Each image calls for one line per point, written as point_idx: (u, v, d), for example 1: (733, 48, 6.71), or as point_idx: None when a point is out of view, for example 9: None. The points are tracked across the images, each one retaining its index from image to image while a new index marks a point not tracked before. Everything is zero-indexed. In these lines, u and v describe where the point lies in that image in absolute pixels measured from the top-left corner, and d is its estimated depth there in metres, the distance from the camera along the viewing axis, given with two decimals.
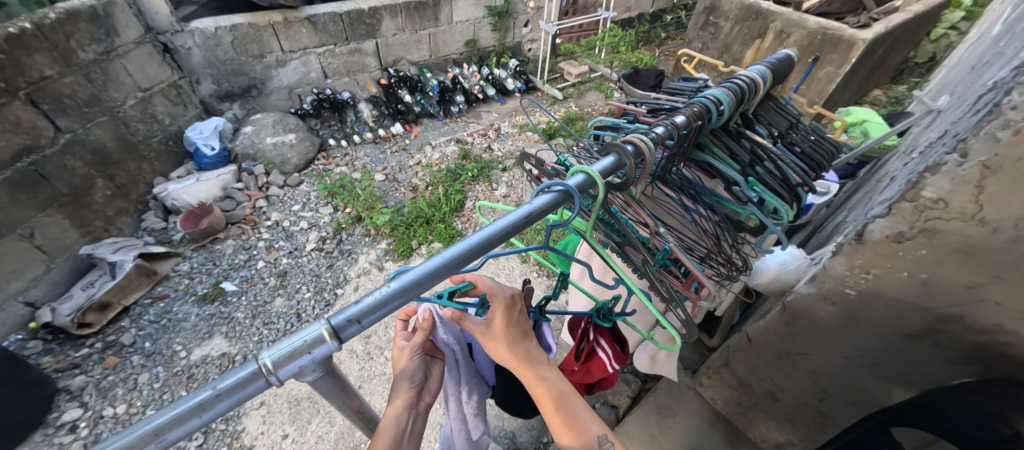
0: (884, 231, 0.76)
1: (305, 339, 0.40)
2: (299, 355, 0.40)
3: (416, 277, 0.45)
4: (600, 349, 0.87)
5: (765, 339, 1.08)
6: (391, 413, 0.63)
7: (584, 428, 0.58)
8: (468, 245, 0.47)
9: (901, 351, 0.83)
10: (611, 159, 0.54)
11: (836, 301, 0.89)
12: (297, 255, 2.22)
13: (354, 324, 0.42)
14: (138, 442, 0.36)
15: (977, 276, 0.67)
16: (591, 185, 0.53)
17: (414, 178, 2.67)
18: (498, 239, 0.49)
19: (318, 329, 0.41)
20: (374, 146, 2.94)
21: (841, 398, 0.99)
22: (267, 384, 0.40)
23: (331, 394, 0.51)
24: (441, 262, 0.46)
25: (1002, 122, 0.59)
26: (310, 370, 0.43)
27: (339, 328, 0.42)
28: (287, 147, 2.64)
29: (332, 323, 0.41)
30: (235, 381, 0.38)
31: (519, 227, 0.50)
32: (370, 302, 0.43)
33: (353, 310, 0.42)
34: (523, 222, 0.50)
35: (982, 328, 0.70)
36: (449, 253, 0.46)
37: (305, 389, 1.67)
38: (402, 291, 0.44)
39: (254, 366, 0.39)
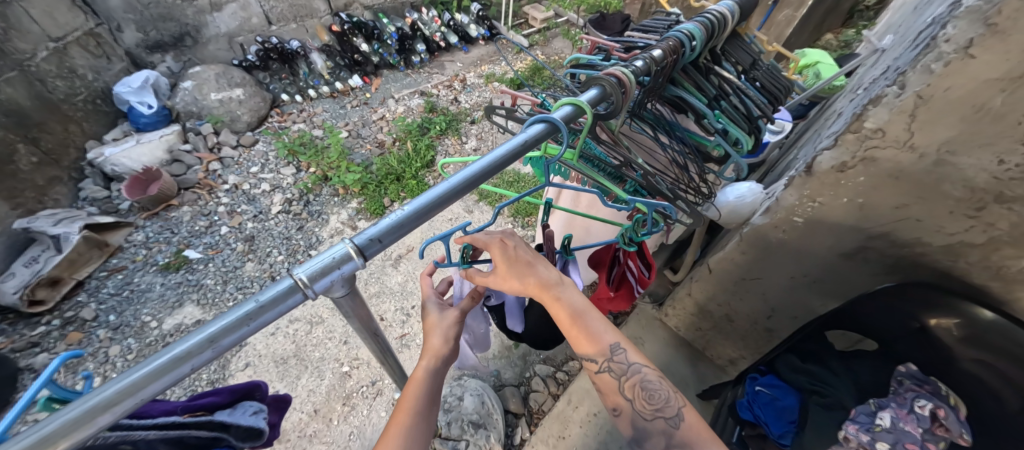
0: (829, 162, 0.83)
1: (333, 256, 0.43)
2: (330, 272, 0.43)
3: (428, 200, 0.47)
4: (629, 273, 0.96)
5: (723, 268, 1.19)
6: (426, 364, 0.70)
7: (598, 338, 0.63)
8: (469, 172, 0.49)
9: (836, 268, 0.98)
10: (595, 91, 0.56)
11: (785, 228, 0.98)
12: (263, 219, 2.13)
13: (376, 243, 0.45)
14: (196, 348, 0.38)
15: (904, 198, 0.78)
16: (578, 116, 0.55)
17: (380, 134, 2.57)
18: (498, 165, 0.51)
19: (344, 248, 0.43)
20: (333, 100, 2.77)
21: (786, 314, 1.16)
22: (303, 298, 0.43)
23: (352, 315, 0.54)
24: (447, 189, 0.48)
25: (936, 55, 0.64)
26: (339, 286, 0.46)
27: (364, 247, 0.44)
28: (235, 103, 2.44)
29: (356, 242, 0.44)
30: (275, 294, 0.41)
31: (517, 153, 0.51)
32: (391, 222, 0.45)
33: (374, 230, 0.45)
34: (518, 150, 0.51)
35: (905, 242, 0.84)
36: (452, 179, 0.48)
37: (291, 348, 1.69)
38: (416, 214, 0.47)
39: (290, 281, 0.41)
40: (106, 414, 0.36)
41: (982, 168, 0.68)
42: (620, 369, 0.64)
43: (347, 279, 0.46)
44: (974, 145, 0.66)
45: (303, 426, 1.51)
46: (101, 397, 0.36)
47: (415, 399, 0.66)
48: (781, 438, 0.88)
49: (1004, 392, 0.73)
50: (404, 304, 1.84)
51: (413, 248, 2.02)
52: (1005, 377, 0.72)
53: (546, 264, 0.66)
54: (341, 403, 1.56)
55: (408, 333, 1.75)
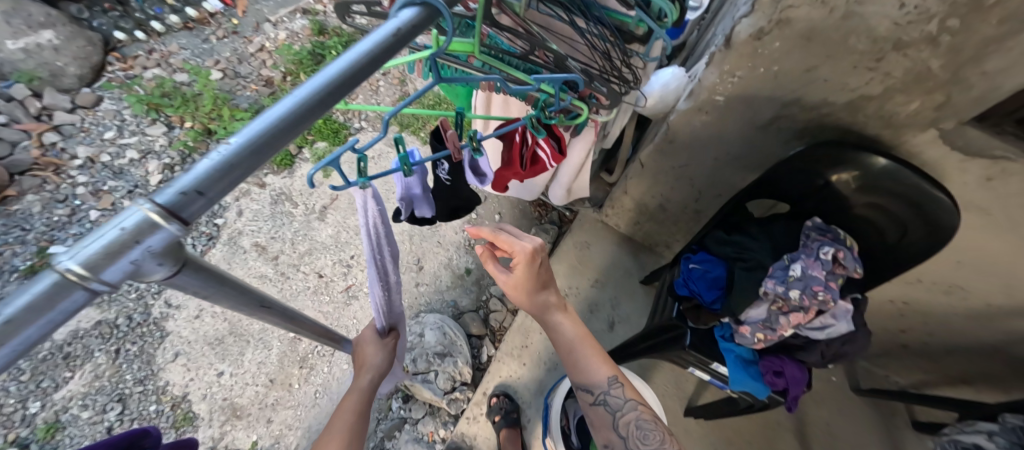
0: (747, 31, 0.79)
1: (121, 229, 0.22)
2: (121, 253, 0.22)
3: (291, 108, 0.28)
4: (539, 151, 0.87)
5: (653, 160, 1.23)
6: (364, 378, 0.82)
7: (592, 371, 0.80)
8: (325, 78, 0.29)
9: (753, 140, 1.03)
10: None
11: (708, 110, 0.99)
12: (143, 194, 1.77)
13: (201, 197, 0.25)
14: None
15: (815, 59, 0.79)
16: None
17: (264, 69, 2.15)
18: (369, 65, 0.32)
19: (136, 211, 0.23)
20: (189, 33, 2.21)
21: (711, 193, 1.27)
22: (91, 297, 0.22)
23: (200, 291, 0.35)
24: (306, 96, 0.29)
25: None
26: (156, 266, 0.25)
27: (177, 205, 0.24)
28: (50, 52, 1.87)
29: (160, 198, 0.23)
30: (22, 306, 0.19)
31: (394, 46, 0.33)
32: (220, 161, 0.25)
33: (189, 176, 0.24)
34: (394, 42, 0.33)
35: (814, 106, 0.88)
36: (310, 84, 0.29)
37: (224, 326, 1.54)
38: (273, 141, 0.28)
39: (50, 280, 0.20)
40: None
41: (885, 16, 0.68)
42: (616, 403, 0.78)
43: (177, 252, 0.26)
44: None
45: (262, 397, 1.45)
46: None
47: (354, 404, 0.80)
48: (712, 304, 0.97)
49: (886, 223, 0.87)
50: (342, 256, 1.71)
51: (337, 195, 1.83)
52: (888, 212, 0.85)
53: (553, 290, 0.79)
54: (298, 366, 1.50)
55: (353, 284, 1.66)
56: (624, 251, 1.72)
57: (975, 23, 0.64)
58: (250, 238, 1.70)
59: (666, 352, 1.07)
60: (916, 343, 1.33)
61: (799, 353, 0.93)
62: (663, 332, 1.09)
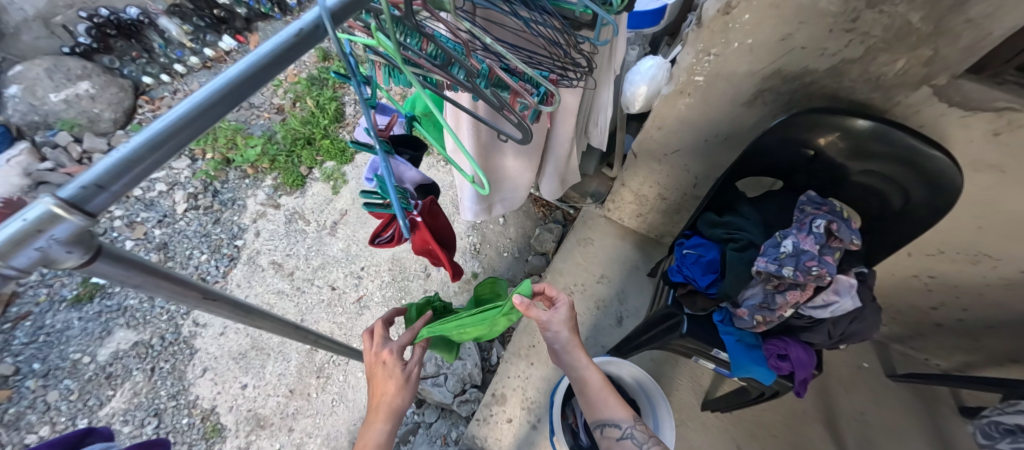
0: (714, 7, 0.80)
1: (28, 219, 0.23)
2: (29, 240, 0.24)
3: (171, 122, 0.28)
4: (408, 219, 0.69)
5: (645, 149, 1.24)
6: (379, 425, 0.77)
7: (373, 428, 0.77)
8: (227, 77, 0.31)
9: (739, 119, 1.01)
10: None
11: (690, 92, 0.99)
12: (171, 223, 1.87)
13: (107, 191, 0.27)
14: None
15: (787, 28, 0.78)
16: (358, 9, 0.38)
17: (276, 99, 2.25)
18: (270, 69, 0.33)
19: (42, 205, 0.24)
20: (209, 72, 2.35)
21: (709, 177, 1.24)
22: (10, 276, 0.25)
23: (138, 285, 0.34)
24: (198, 103, 0.29)
25: None
26: (65, 254, 0.26)
27: (82, 199, 0.26)
28: (86, 100, 2.00)
29: (64, 192, 0.25)
30: None
31: (297, 49, 0.35)
32: (122, 155, 0.27)
33: (97, 167, 0.26)
34: (321, 26, 0.36)
35: (795, 75, 0.85)
36: (202, 87, 0.30)
37: (247, 341, 1.63)
38: (160, 142, 0.28)
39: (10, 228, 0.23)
40: None
41: None
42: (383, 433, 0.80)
43: (89, 241, 0.28)
44: None
45: (282, 407, 1.51)
46: None
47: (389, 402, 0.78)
48: (708, 289, 0.94)
49: (887, 188, 0.80)
50: (354, 268, 1.76)
51: (347, 211, 1.90)
52: (889, 178, 0.79)
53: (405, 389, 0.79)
54: (315, 377, 1.55)
55: (365, 294, 1.71)
56: (630, 245, 1.67)
57: None
58: (268, 256, 1.80)
59: (667, 340, 1.04)
60: (951, 322, 1.22)
61: (804, 334, 0.90)
62: (661, 322, 1.06)
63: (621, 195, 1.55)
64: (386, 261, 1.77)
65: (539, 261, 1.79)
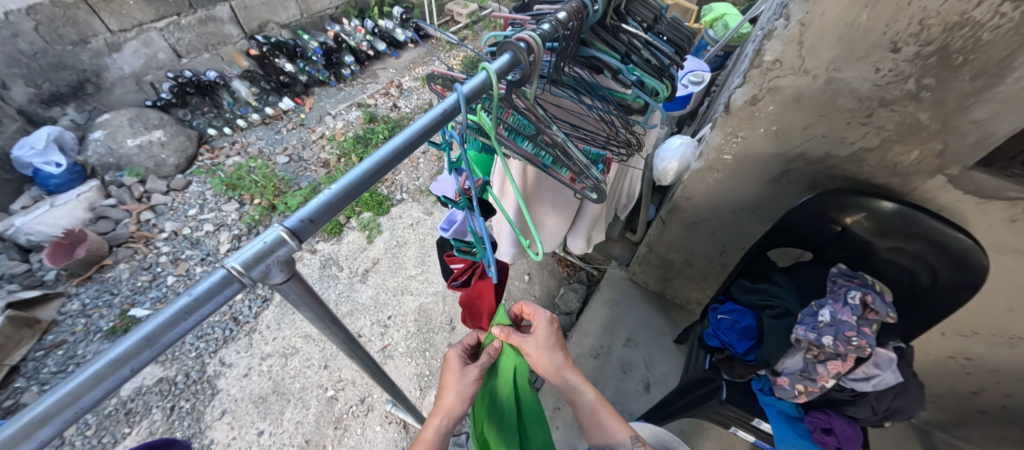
0: (742, 98, 0.93)
1: (266, 241, 0.35)
2: (266, 257, 0.36)
3: (356, 176, 0.40)
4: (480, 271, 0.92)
5: (674, 217, 1.32)
6: (437, 420, 0.72)
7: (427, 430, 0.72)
8: (394, 145, 0.43)
9: (765, 194, 1.09)
10: (479, 79, 0.48)
11: (719, 167, 1.09)
12: (212, 261, 1.95)
13: (311, 223, 0.38)
14: (131, 349, 0.31)
15: (809, 118, 0.89)
16: (490, 87, 0.49)
17: (323, 153, 2.45)
18: (421, 137, 0.45)
19: (275, 232, 0.36)
20: (266, 127, 2.59)
21: (736, 247, 1.29)
22: (242, 288, 0.36)
23: (297, 303, 0.47)
24: (371, 165, 0.41)
25: None
26: (276, 271, 0.38)
27: (298, 229, 0.38)
28: (157, 146, 2.21)
29: (289, 224, 0.37)
30: (210, 285, 0.34)
31: (440, 123, 0.46)
32: (323, 201, 0.38)
33: (307, 209, 0.38)
34: (459, 106, 0.47)
35: (817, 159, 0.95)
36: (375, 154, 0.42)
37: (268, 385, 1.62)
38: (348, 191, 0.40)
39: (224, 272, 0.34)
40: (46, 427, 0.29)
41: (864, 79, 0.78)
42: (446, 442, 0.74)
43: (288, 266, 0.40)
44: (854, 59, 0.77)
45: None
46: (61, 392, 0.30)
47: (453, 398, 0.74)
48: (746, 355, 0.95)
49: (915, 265, 0.85)
50: (381, 316, 1.78)
51: (379, 260, 1.97)
52: (916, 256, 0.84)
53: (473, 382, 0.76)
54: (333, 428, 1.51)
55: (390, 344, 1.69)
56: (655, 310, 1.68)
57: (948, 79, 0.72)
58: None
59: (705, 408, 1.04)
60: (996, 409, 1.18)
61: (848, 408, 0.89)
62: (699, 388, 1.07)
63: (647, 258, 1.57)
64: (413, 311, 1.79)
65: (563, 321, 1.79)
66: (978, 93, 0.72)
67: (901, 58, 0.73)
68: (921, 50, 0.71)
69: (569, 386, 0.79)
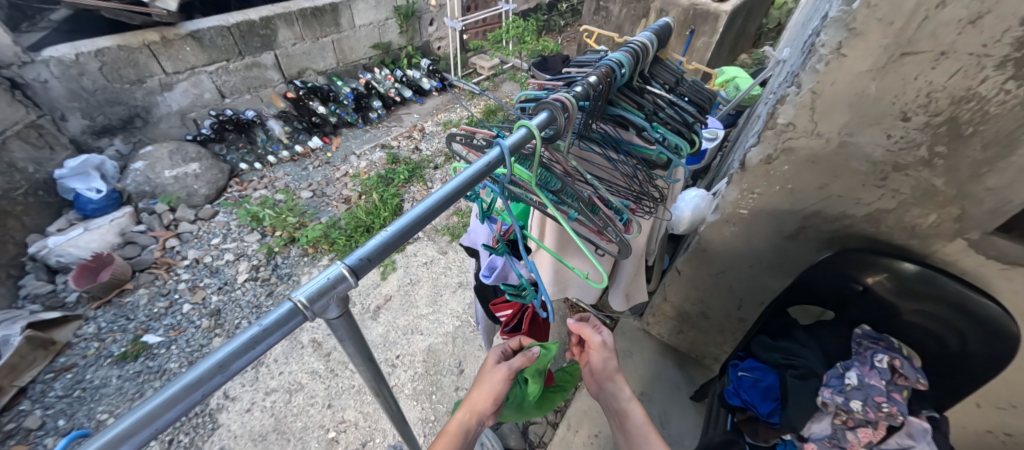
0: (757, 157, 0.97)
1: (329, 278, 0.38)
2: (327, 293, 0.38)
3: (410, 220, 0.44)
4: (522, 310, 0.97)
5: (690, 268, 1.32)
6: (461, 416, 0.77)
7: (453, 425, 0.76)
8: (445, 192, 0.47)
9: (783, 250, 1.10)
10: (521, 133, 0.53)
11: (735, 221, 1.11)
12: (228, 291, 1.98)
13: (367, 263, 0.42)
14: (205, 374, 0.34)
15: (824, 178, 0.91)
16: (531, 140, 0.54)
17: (345, 190, 2.54)
18: (470, 185, 0.49)
19: (338, 268, 0.39)
20: (294, 163, 2.71)
21: (753, 301, 1.27)
22: (303, 322, 0.39)
23: (345, 341, 0.49)
24: (424, 210, 0.46)
25: (818, 57, 0.78)
26: (334, 307, 0.41)
27: (357, 267, 0.41)
28: (191, 178, 2.33)
29: (350, 262, 0.40)
30: (277, 317, 0.37)
31: (485, 173, 0.50)
32: (381, 241, 0.42)
33: (365, 250, 0.41)
34: (503, 158, 0.52)
35: (834, 217, 0.96)
36: (428, 200, 0.47)
37: (269, 422, 1.57)
38: (401, 233, 0.44)
39: (289, 305, 0.37)
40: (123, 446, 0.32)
41: (877, 144, 0.81)
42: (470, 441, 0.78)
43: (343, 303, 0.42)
44: (865, 125, 0.81)
45: None
46: (145, 409, 0.32)
47: (480, 399, 0.78)
48: (769, 417, 0.90)
49: (945, 332, 0.82)
50: (389, 355, 1.75)
51: (391, 297, 1.98)
52: (944, 321, 0.81)
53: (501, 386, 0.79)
54: None
55: (396, 385, 1.65)
56: (669, 363, 1.63)
57: (960, 148, 0.75)
58: (309, 334, 1.84)
59: None
60: None
61: None
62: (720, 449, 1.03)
63: (662, 309, 1.53)
64: (421, 352, 1.76)
65: None
66: (991, 163, 0.74)
67: (911, 126, 0.76)
68: (931, 120, 0.75)
69: (609, 393, 0.89)
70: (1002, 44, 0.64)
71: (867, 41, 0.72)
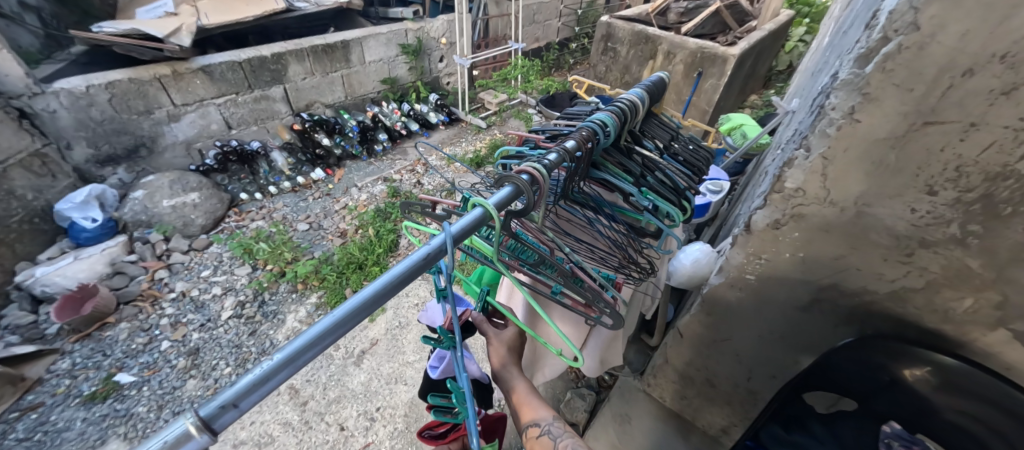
0: (763, 221, 0.88)
1: (168, 440, 0.32)
2: None
3: (303, 343, 0.38)
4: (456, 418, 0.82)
5: (693, 331, 1.20)
6: None
7: None
8: (361, 297, 0.41)
9: (796, 321, 0.98)
10: (475, 214, 0.50)
11: (741, 286, 1.01)
12: (210, 328, 1.91)
13: (231, 408, 0.35)
14: None
15: (840, 249, 0.82)
16: (488, 219, 0.51)
17: (342, 223, 2.50)
18: (394, 286, 0.44)
19: (184, 424, 0.33)
20: (294, 195, 2.70)
21: (764, 374, 1.14)
22: None
23: None
24: (331, 322, 0.40)
25: (829, 121, 0.71)
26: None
27: (211, 418, 0.34)
28: (188, 207, 2.31)
29: (201, 413, 0.34)
30: None
31: (422, 266, 0.46)
32: (254, 377, 0.36)
33: (229, 393, 0.35)
34: (443, 248, 0.48)
35: (853, 292, 0.85)
36: (338, 310, 0.40)
37: None
38: (287, 362, 0.37)
39: None
40: None
41: (899, 217, 0.72)
42: None
43: None
44: (885, 196, 0.72)
45: None
46: None
47: None
48: None
49: (995, 444, 0.66)
50: (368, 407, 1.64)
51: (377, 341, 1.88)
52: (988, 425, 0.66)
53: None
54: None
55: (373, 442, 1.53)
56: (672, 432, 1.47)
57: (999, 228, 0.65)
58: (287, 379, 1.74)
59: None
60: None
61: None
62: None
63: (664, 371, 1.40)
64: (403, 404, 1.64)
65: None
66: None
67: (939, 201, 0.67)
68: (962, 196, 0.65)
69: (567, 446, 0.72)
70: None
71: (883, 107, 0.65)
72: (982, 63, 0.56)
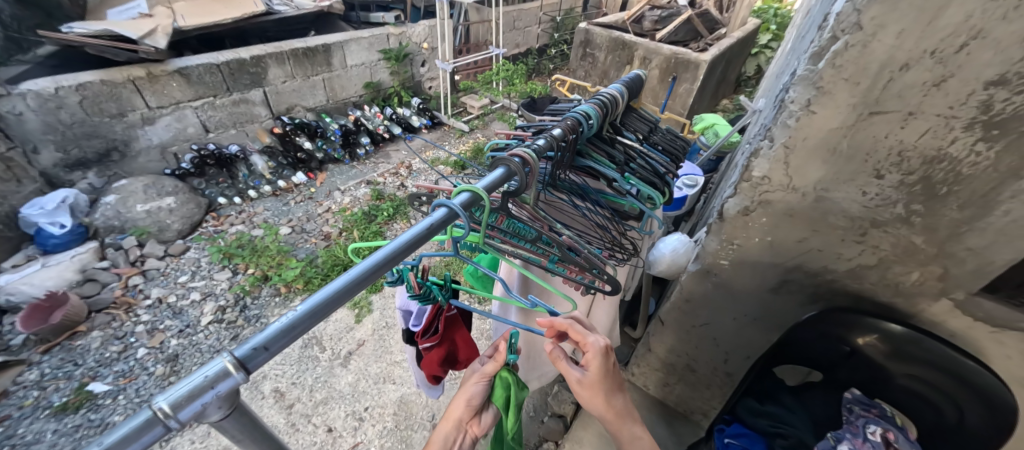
0: (735, 208, 0.94)
1: (206, 375, 0.34)
2: (200, 395, 0.33)
3: (325, 296, 0.41)
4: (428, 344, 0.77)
5: (673, 318, 1.26)
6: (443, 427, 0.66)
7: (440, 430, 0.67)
8: (375, 259, 0.44)
9: (767, 302, 1.05)
10: (466, 195, 0.53)
11: (716, 272, 1.07)
12: (190, 334, 1.87)
13: (263, 351, 0.37)
14: None
15: (803, 232, 0.89)
16: (479, 200, 0.54)
17: (326, 226, 2.48)
18: (405, 251, 0.47)
19: (220, 363, 0.35)
20: (275, 199, 2.66)
21: (740, 355, 1.21)
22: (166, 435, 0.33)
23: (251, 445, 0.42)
24: (349, 280, 0.42)
25: (789, 113, 0.78)
26: (215, 409, 0.35)
27: (246, 359, 0.36)
28: (164, 212, 2.26)
29: (237, 354, 0.36)
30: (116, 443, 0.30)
31: (429, 234, 0.49)
32: (281, 325, 0.38)
33: (259, 337, 0.37)
34: (448, 218, 0.51)
35: (816, 272, 0.93)
36: (353, 269, 0.43)
37: None
38: (312, 312, 0.40)
39: (148, 413, 0.32)
40: None
41: (853, 200, 0.80)
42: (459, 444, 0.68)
43: (231, 401, 0.37)
44: (840, 182, 0.79)
45: None
46: None
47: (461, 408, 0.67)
48: None
49: (936, 397, 0.74)
50: (357, 407, 1.63)
51: (365, 342, 1.88)
52: (933, 385, 0.74)
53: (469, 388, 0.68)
54: None
55: (362, 442, 1.53)
56: (656, 419, 1.52)
57: (937, 207, 0.73)
58: (272, 383, 1.72)
59: None
60: None
61: None
62: None
63: (647, 360, 1.45)
64: (392, 403, 1.64)
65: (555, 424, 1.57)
66: (969, 222, 0.72)
67: (886, 184, 0.75)
68: (905, 179, 0.73)
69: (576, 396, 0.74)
70: (968, 107, 0.64)
71: (835, 99, 0.72)
72: (916, 58, 0.64)
